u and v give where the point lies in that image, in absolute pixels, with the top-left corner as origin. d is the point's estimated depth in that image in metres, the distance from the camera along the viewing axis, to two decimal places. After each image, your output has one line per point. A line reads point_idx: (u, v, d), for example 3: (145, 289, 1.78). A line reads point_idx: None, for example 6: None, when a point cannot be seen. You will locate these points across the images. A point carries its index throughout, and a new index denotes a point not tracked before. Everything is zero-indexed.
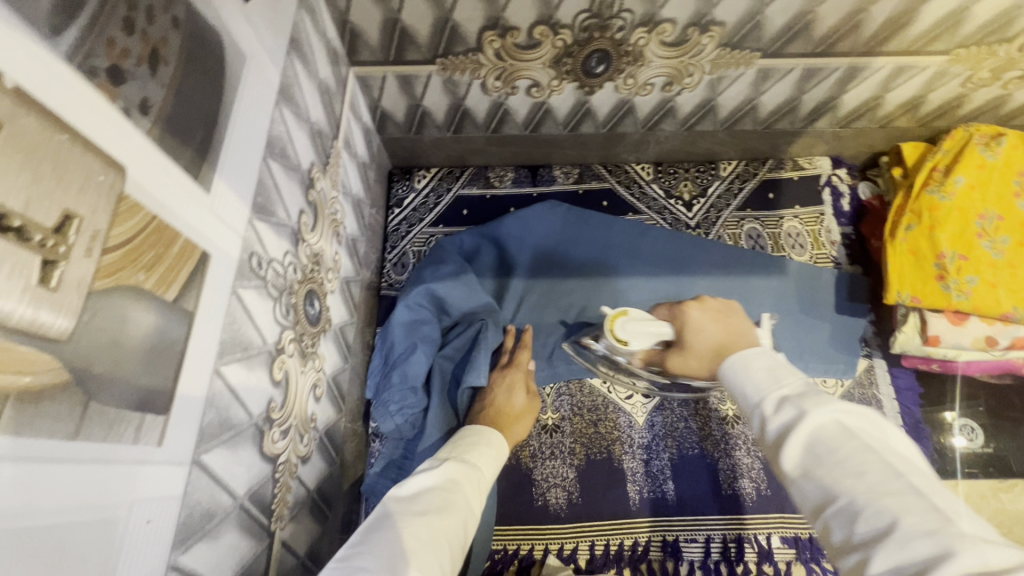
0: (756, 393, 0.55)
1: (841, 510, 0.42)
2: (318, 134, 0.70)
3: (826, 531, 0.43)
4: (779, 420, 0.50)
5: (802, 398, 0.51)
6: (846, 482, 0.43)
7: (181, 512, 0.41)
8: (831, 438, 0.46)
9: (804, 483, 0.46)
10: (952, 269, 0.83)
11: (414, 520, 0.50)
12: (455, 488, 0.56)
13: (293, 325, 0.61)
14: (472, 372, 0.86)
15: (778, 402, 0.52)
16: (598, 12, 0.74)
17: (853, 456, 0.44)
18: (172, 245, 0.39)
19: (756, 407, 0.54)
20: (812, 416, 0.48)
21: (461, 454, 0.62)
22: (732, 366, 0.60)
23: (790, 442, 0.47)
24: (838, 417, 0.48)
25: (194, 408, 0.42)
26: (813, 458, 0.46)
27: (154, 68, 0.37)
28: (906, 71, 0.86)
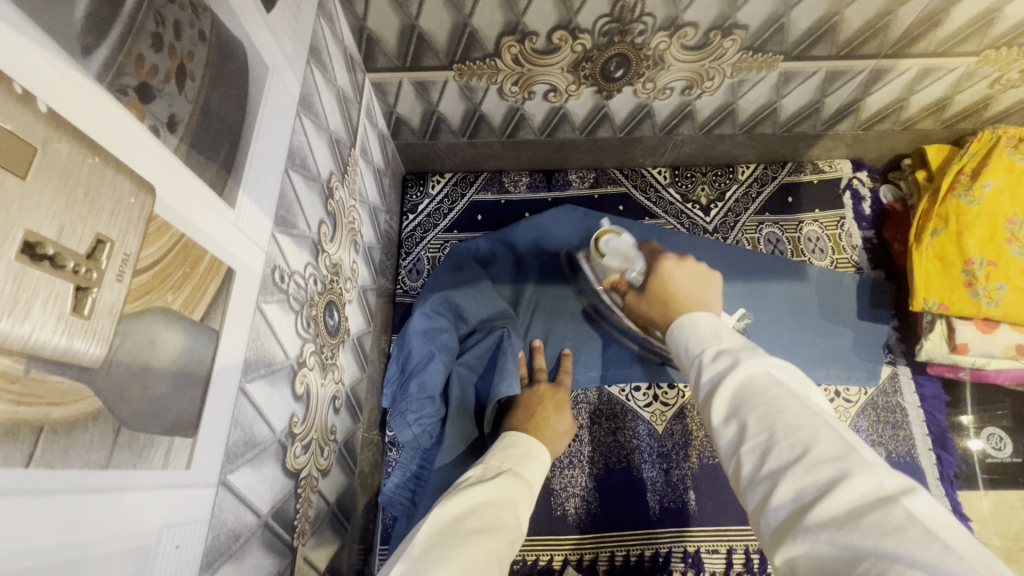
0: (699, 345, 0.58)
1: (757, 446, 0.43)
2: (336, 143, 0.69)
3: (738, 467, 0.45)
4: (716, 368, 0.53)
5: (740, 350, 0.53)
6: (763, 419, 0.44)
7: (209, 534, 0.40)
8: (759, 383, 0.48)
9: (728, 425, 0.47)
10: (980, 275, 0.82)
11: (473, 539, 0.50)
12: (507, 506, 0.58)
13: (314, 338, 0.60)
14: (504, 382, 0.85)
15: (716, 351, 0.55)
16: (619, 17, 0.73)
17: (774, 397, 0.46)
18: (198, 264, 0.38)
19: (696, 358, 0.57)
20: (745, 363, 0.50)
21: (517, 466, 0.66)
22: (680, 327, 0.64)
23: (721, 387, 0.49)
24: (769, 369, 0.49)
25: (220, 428, 0.41)
26: (740, 401, 0.48)
27: (182, 83, 0.36)
28: (933, 73, 0.84)
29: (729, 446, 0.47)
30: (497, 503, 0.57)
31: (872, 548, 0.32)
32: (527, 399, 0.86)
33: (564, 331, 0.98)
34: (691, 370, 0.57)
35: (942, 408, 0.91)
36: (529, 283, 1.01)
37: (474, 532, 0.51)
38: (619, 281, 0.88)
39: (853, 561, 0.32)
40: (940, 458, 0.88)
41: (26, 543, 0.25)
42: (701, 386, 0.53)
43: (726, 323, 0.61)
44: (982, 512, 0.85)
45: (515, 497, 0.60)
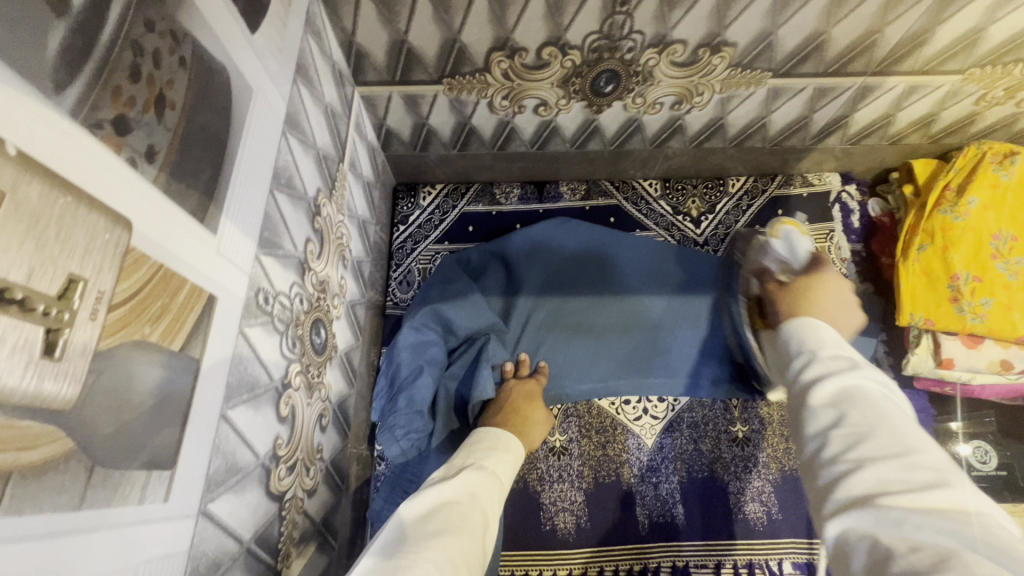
0: (812, 344, 0.59)
1: (847, 436, 0.47)
2: (324, 159, 0.69)
3: (819, 447, 0.48)
4: (828, 365, 0.55)
5: (858, 359, 0.55)
6: (868, 417, 0.47)
7: (188, 566, 0.39)
8: (872, 389, 0.50)
9: (826, 413, 0.50)
10: (966, 291, 0.82)
11: (431, 542, 0.51)
12: (469, 503, 0.59)
13: (300, 358, 0.60)
14: (478, 387, 0.86)
15: (832, 354, 0.56)
16: (608, 34, 0.73)
17: (887, 406, 0.48)
18: (177, 294, 0.38)
19: (808, 353, 0.58)
20: (862, 372, 0.52)
21: (480, 460, 0.68)
22: (797, 325, 0.64)
23: (829, 381, 0.52)
24: (881, 383, 0.52)
25: (201, 457, 0.41)
26: (846, 394, 0.51)
27: (160, 112, 0.36)
28: (919, 90, 0.85)
29: (818, 427, 0.50)
30: (460, 502, 0.59)
31: (943, 532, 0.37)
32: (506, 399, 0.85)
33: (556, 344, 0.97)
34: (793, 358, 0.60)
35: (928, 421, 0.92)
36: (520, 298, 1.00)
37: (436, 533, 0.53)
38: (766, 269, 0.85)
39: (916, 544, 0.37)
40: None
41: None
42: (804, 376, 0.56)
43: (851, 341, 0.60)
44: None
45: (481, 491, 0.62)
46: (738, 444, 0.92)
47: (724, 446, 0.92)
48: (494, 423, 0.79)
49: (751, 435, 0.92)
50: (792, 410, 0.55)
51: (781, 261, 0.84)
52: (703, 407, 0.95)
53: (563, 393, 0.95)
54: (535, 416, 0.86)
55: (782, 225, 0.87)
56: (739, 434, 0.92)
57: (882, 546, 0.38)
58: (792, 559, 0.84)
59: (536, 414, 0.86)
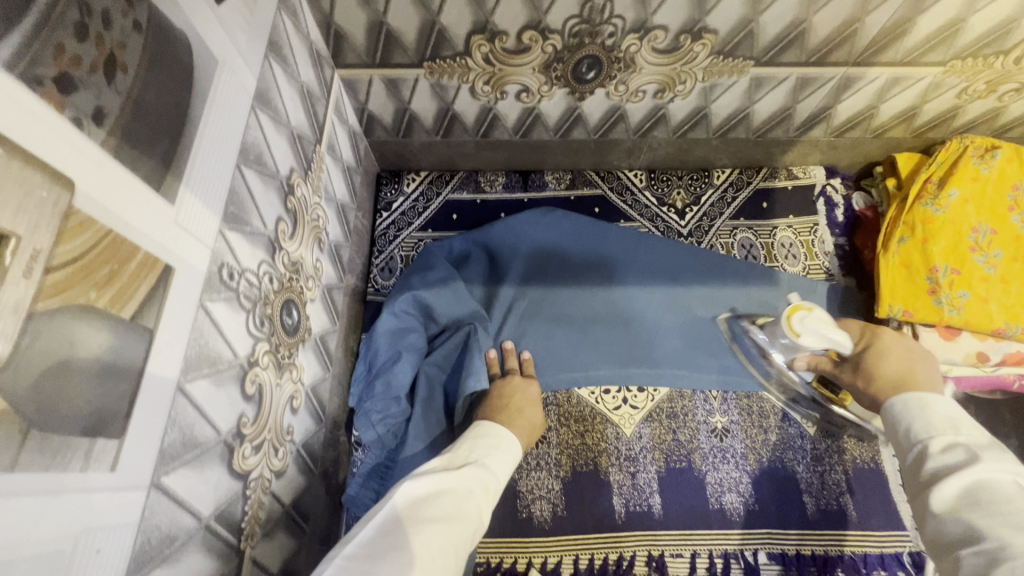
0: (924, 431, 0.57)
1: (983, 552, 0.45)
2: (298, 138, 0.68)
3: (956, 564, 0.46)
4: (945, 460, 0.53)
5: (979, 449, 0.52)
6: (998, 523, 0.46)
7: (138, 538, 0.39)
8: (999, 490, 0.48)
9: (954, 519, 0.49)
10: (944, 283, 0.83)
11: (427, 528, 0.53)
12: (469, 497, 0.60)
13: (269, 337, 0.59)
14: (471, 377, 0.85)
15: (946, 444, 0.55)
16: (589, 18, 0.72)
17: (1017, 510, 0.46)
18: (129, 261, 0.37)
19: (919, 443, 0.57)
20: (985, 467, 0.50)
21: (483, 458, 0.68)
22: (906, 403, 0.62)
23: (946, 483, 0.51)
24: (1016, 480, 0.49)
25: (154, 431, 0.40)
26: (969, 500, 0.49)
27: (110, 74, 0.35)
28: (901, 82, 0.85)
29: (951, 536, 0.48)
30: (459, 493, 0.60)
31: None
32: (501, 387, 0.86)
33: (537, 333, 0.98)
34: (910, 452, 0.58)
35: None
36: (505, 288, 1.00)
37: (433, 519, 0.55)
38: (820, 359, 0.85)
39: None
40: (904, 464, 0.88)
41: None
42: (920, 472, 0.55)
43: (967, 414, 0.58)
44: None
45: (481, 491, 0.63)
46: (717, 435, 0.91)
47: (703, 436, 0.91)
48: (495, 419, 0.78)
49: (730, 426, 0.92)
50: (920, 512, 0.53)
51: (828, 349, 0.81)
52: (683, 397, 0.94)
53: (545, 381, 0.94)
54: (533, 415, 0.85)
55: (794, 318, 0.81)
56: (719, 425, 0.92)
57: None
58: (767, 548, 0.84)
59: (533, 413, 0.85)
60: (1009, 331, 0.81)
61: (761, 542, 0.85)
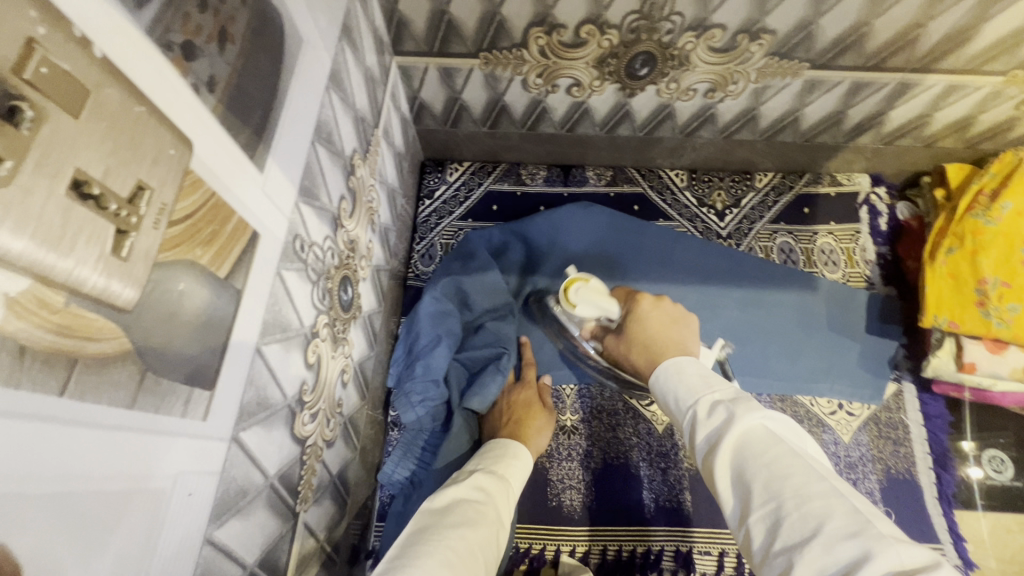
0: (690, 397, 0.59)
1: (767, 519, 0.44)
2: (361, 121, 0.70)
3: (748, 539, 0.45)
4: (712, 425, 0.53)
5: (734, 403, 0.53)
6: (768, 485, 0.45)
7: (219, 487, 0.41)
8: (760, 443, 0.48)
9: (739, 492, 0.48)
10: (993, 296, 0.81)
11: (455, 531, 0.55)
12: (486, 501, 0.62)
13: (328, 310, 0.62)
14: (474, 398, 0.85)
15: (710, 406, 0.55)
16: (648, 15, 0.73)
17: (778, 462, 0.46)
18: (226, 223, 0.39)
19: (689, 410, 0.57)
20: (743, 422, 0.50)
21: (489, 466, 0.70)
22: (666, 372, 0.65)
23: (720, 457, 0.50)
24: (766, 423, 0.50)
25: (236, 387, 0.42)
26: (743, 462, 0.48)
27: (223, 45, 0.37)
28: (959, 90, 0.84)
29: (738, 513, 0.47)
30: (478, 501, 0.62)
31: None
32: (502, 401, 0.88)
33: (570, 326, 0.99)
34: (686, 423, 0.58)
35: (944, 428, 0.91)
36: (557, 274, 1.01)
37: (455, 525, 0.56)
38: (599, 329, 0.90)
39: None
40: (939, 478, 0.87)
41: (40, 468, 0.25)
42: (699, 446, 0.54)
43: (713, 371, 0.62)
44: (978, 533, 0.85)
45: (494, 490, 0.65)
46: None
47: None
48: (503, 433, 0.81)
49: None
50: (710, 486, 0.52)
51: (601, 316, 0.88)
52: None
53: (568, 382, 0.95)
54: (539, 420, 0.86)
55: (571, 290, 0.86)
56: None
57: None
58: None
59: (539, 417, 0.87)
60: None
61: None
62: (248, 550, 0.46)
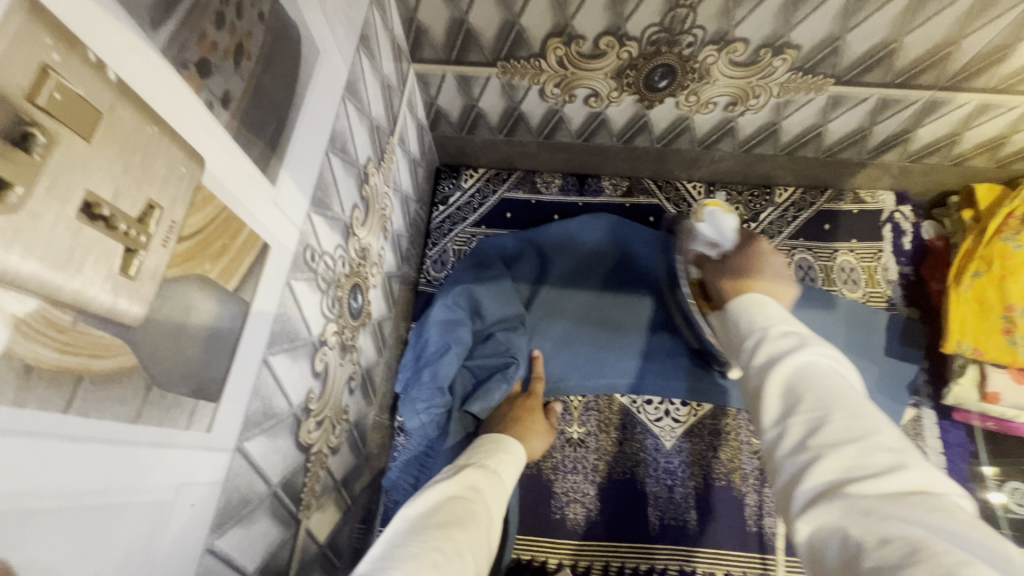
0: (765, 324, 0.63)
1: (809, 422, 0.48)
2: (376, 129, 0.70)
3: (782, 436, 0.50)
4: (779, 346, 0.58)
5: (810, 337, 0.57)
6: (822, 397, 0.49)
7: (221, 496, 0.41)
8: (822, 371, 0.52)
9: (783, 402, 0.52)
10: (1021, 323, 0.78)
11: (437, 532, 0.54)
12: (474, 498, 0.62)
13: (337, 318, 0.62)
14: (478, 402, 0.86)
15: (783, 332, 0.60)
16: (669, 27, 0.72)
17: (837, 386, 0.50)
18: (237, 236, 0.40)
19: (760, 332, 0.61)
20: (813, 351, 0.55)
21: (483, 459, 0.71)
22: (745, 304, 0.69)
23: (779, 367, 0.54)
24: (829, 361, 0.54)
25: (242, 396, 0.43)
26: (800, 378, 0.52)
27: (238, 61, 0.38)
28: (991, 109, 0.81)
29: (776, 417, 0.52)
30: (465, 497, 0.61)
31: (908, 521, 0.37)
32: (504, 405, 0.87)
33: (580, 337, 0.98)
34: (749, 344, 0.62)
35: (963, 457, 0.88)
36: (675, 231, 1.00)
37: (442, 525, 0.55)
38: (701, 254, 0.91)
39: (886, 535, 0.37)
40: None
41: (46, 486, 0.26)
42: (758, 359, 0.58)
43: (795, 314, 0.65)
44: None
45: (484, 487, 0.65)
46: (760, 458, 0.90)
47: (745, 456, 0.90)
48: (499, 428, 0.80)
49: None
50: (751, 396, 0.57)
51: (710, 244, 0.90)
52: (727, 415, 0.92)
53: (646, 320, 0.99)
54: (537, 427, 0.85)
55: (704, 208, 0.91)
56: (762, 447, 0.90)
57: (852, 541, 0.38)
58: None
59: (536, 419, 0.86)
60: None
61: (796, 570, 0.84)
62: (248, 559, 0.47)
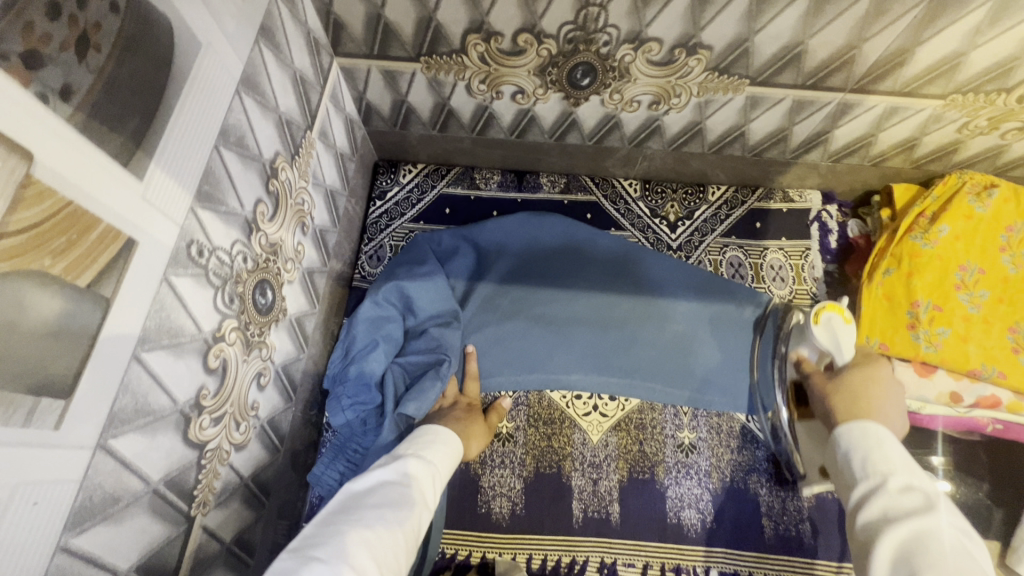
0: (880, 468, 0.56)
1: None
2: (287, 124, 0.70)
3: None
4: (899, 504, 0.52)
5: (936, 501, 0.51)
6: None
7: (79, 495, 0.41)
8: (952, 546, 0.46)
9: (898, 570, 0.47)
10: (924, 319, 0.82)
11: (369, 512, 0.57)
12: (410, 483, 0.64)
13: (238, 314, 0.61)
14: (410, 402, 0.84)
15: (904, 487, 0.53)
16: (583, 26, 0.73)
17: (963, 565, 0.45)
18: (89, 232, 0.39)
19: (875, 479, 0.55)
20: (939, 519, 0.49)
21: (418, 450, 0.70)
22: (854, 437, 0.60)
23: (893, 530, 0.49)
24: (961, 539, 0.48)
25: (104, 395, 0.42)
26: (919, 547, 0.47)
27: (82, 53, 0.37)
28: (900, 112, 0.84)
29: None
30: (402, 482, 0.63)
31: None
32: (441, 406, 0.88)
33: (514, 333, 0.98)
34: (857, 488, 0.56)
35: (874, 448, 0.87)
36: (758, 329, 0.97)
37: (375, 506, 0.58)
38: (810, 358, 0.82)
39: None
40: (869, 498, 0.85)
41: None
42: (869, 511, 0.53)
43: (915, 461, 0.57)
44: None
45: (420, 474, 0.66)
46: (683, 451, 0.91)
47: (668, 450, 0.92)
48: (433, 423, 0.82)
49: (697, 442, 0.92)
50: (857, 554, 0.52)
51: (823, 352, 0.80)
52: (654, 410, 0.94)
53: (731, 393, 0.94)
54: (476, 429, 0.87)
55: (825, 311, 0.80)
56: (686, 441, 0.92)
57: None
58: (719, 567, 0.85)
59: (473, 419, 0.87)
60: (984, 373, 0.80)
61: (715, 561, 0.86)
62: (119, 555, 0.47)
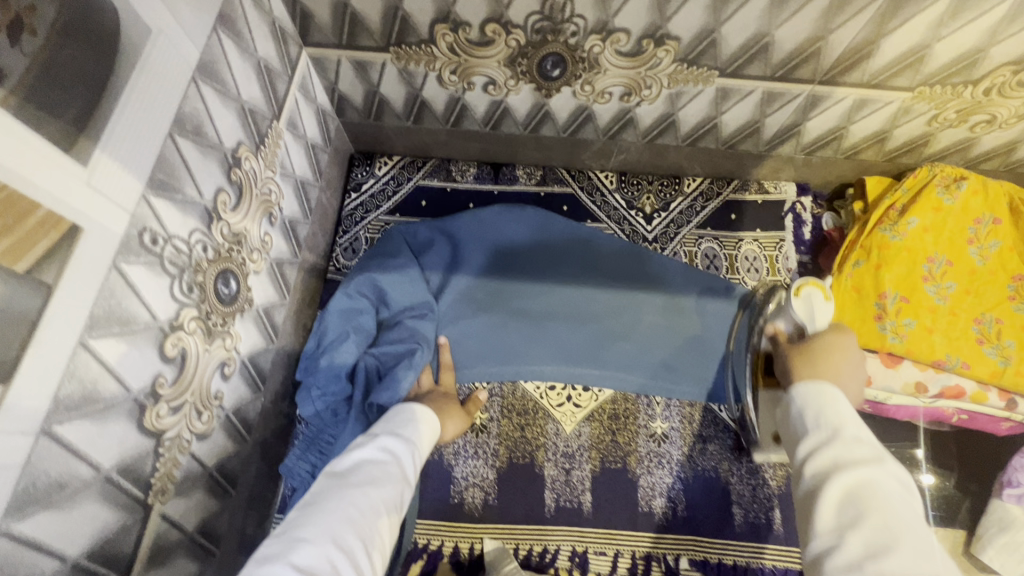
0: (833, 418, 0.55)
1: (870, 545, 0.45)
2: (250, 113, 0.69)
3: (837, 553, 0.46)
4: (848, 451, 0.52)
5: (881, 453, 0.52)
6: (888, 525, 0.46)
7: (22, 481, 0.41)
8: (893, 494, 0.48)
9: (842, 516, 0.48)
10: (891, 310, 0.83)
11: (351, 490, 0.57)
12: (393, 461, 0.64)
13: (198, 304, 0.61)
14: (381, 392, 0.84)
15: (855, 436, 0.53)
16: (550, 16, 0.73)
17: (900, 513, 0.47)
18: (28, 217, 0.39)
19: (825, 427, 0.55)
20: (885, 469, 0.50)
21: (399, 428, 0.70)
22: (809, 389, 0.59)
23: (842, 475, 0.50)
24: (900, 487, 0.50)
25: (47, 381, 0.42)
26: (864, 494, 0.48)
27: (15, 38, 0.37)
28: (869, 104, 0.84)
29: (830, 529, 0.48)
30: (384, 460, 0.63)
31: None
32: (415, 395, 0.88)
33: (489, 325, 0.97)
34: (807, 437, 0.56)
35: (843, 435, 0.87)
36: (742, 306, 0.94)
37: (358, 484, 0.58)
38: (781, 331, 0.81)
39: None
40: None
41: None
42: (819, 457, 0.53)
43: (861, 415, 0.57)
44: None
45: (403, 452, 0.66)
46: (655, 441, 0.92)
47: (641, 440, 0.92)
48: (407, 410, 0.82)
49: (669, 432, 0.93)
50: (801, 500, 0.53)
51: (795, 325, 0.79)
52: (627, 400, 0.95)
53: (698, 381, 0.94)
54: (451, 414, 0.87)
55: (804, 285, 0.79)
56: (658, 431, 0.93)
57: None
58: (689, 556, 0.85)
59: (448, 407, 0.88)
60: (948, 363, 0.81)
61: (686, 549, 0.86)
62: (67, 541, 0.47)
